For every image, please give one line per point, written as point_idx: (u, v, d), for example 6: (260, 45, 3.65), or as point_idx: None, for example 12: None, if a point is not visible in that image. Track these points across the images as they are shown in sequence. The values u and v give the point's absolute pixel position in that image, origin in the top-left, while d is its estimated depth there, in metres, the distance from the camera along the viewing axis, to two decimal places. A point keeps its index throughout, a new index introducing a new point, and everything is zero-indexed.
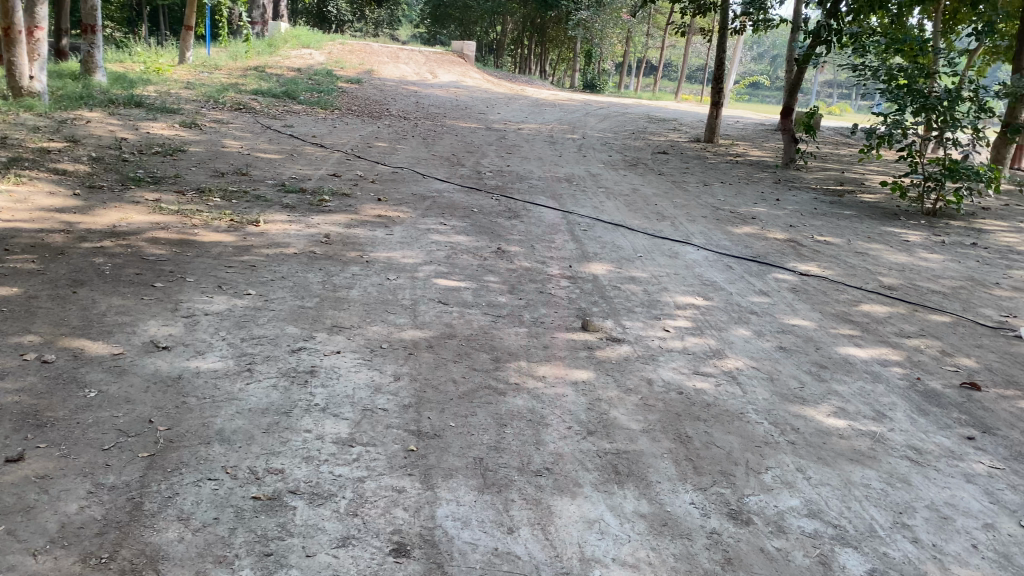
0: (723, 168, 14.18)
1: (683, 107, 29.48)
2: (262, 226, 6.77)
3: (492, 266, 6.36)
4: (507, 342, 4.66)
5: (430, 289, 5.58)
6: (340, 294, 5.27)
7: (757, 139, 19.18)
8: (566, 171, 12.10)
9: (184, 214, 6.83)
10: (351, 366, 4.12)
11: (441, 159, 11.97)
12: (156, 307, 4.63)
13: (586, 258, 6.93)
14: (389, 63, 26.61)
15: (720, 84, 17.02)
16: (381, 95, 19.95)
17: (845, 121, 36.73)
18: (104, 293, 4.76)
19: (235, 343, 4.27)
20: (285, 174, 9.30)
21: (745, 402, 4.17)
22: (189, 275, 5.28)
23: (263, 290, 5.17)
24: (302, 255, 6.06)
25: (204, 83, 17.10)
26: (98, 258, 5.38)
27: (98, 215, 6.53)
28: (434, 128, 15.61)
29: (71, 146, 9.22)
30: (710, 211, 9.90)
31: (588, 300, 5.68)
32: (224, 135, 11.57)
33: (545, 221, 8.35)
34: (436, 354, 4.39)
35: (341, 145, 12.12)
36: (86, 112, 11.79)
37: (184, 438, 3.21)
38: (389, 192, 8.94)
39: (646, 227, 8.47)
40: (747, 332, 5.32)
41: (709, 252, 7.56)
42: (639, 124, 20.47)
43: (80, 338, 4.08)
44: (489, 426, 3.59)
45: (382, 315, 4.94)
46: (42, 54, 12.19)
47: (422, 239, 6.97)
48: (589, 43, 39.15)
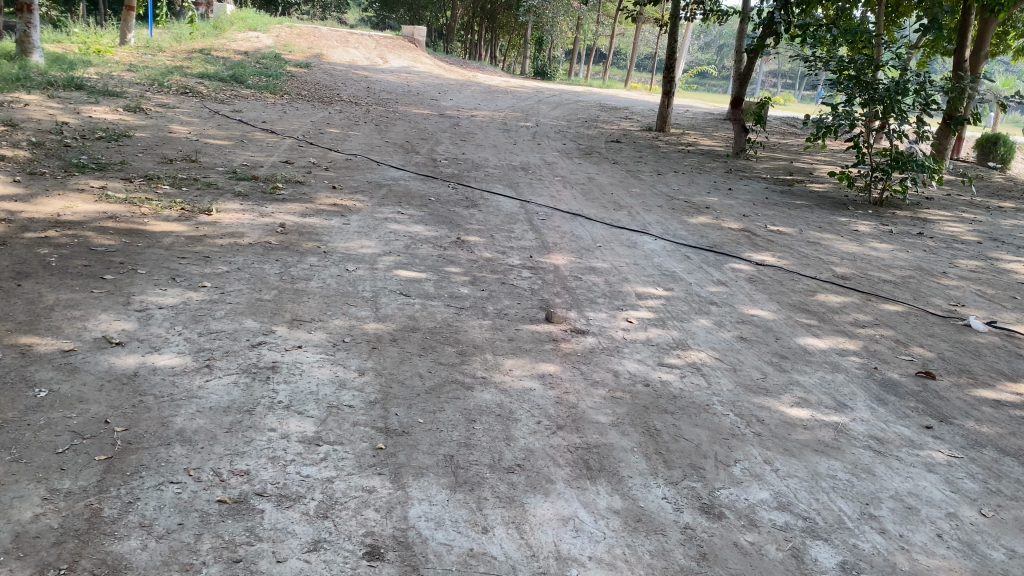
0: (676, 157, 14.28)
1: (633, 95, 29.63)
2: (215, 216, 6.58)
3: (452, 256, 6.29)
4: (472, 335, 4.61)
5: (391, 280, 5.49)
6: (298, 286, 5.14)
7: (708, 128, 19.38)
8: (521, 160, 12.05)
9: (132, 203, 6.61)
10: (314, 361, 4.02)
11: (395, 146, 11.81)
12: (107, 301, 4.46)
13: (546, 248, 6.90)
14: (338, 48, 26.18)
15: (672, 73, 17.12)
16: (331, 80, 19.62)
17: (790, 111, 37.33)
18: (51, 286, 4.57)
19: (192, 338, 4.13)
20: (236, 161, 9.07)
21: (711, 394, 4.19)
22: (140, 266, 5.10)
23: (219, 282, 5.02)
24: (257, 245, 5.90)
25: (148, 65, 16.60)
26: (43, 249, 5.16)
27: (41, 203, 6.28)
28: (387, 115, 15.40)
29: (9, 130, 8.85)
30: (666, 200, 9.96)
31: (550, 291, 5.66)
32: (170, 120, 11.23)
33: (503, 210, 8.30)
34: (400, 347, 4.32)
35: (293, 131, 11.86)
36: (23, 95, 11.34)
37: (142, 440, 3.08)
38: (344, 180, 8.78)
39: (604, 216, 8.48)
40: (708, 323, 5.36)
41: (667, 242, 7.60)
42: (591, 112, 20.50)
43: (27, 334, 3.90)
44: (458, 422, 3.54)
45: (343, 308, 4.84)
46: None
47: (380, 228, 6.86)
48: (539, 29, 39.08)
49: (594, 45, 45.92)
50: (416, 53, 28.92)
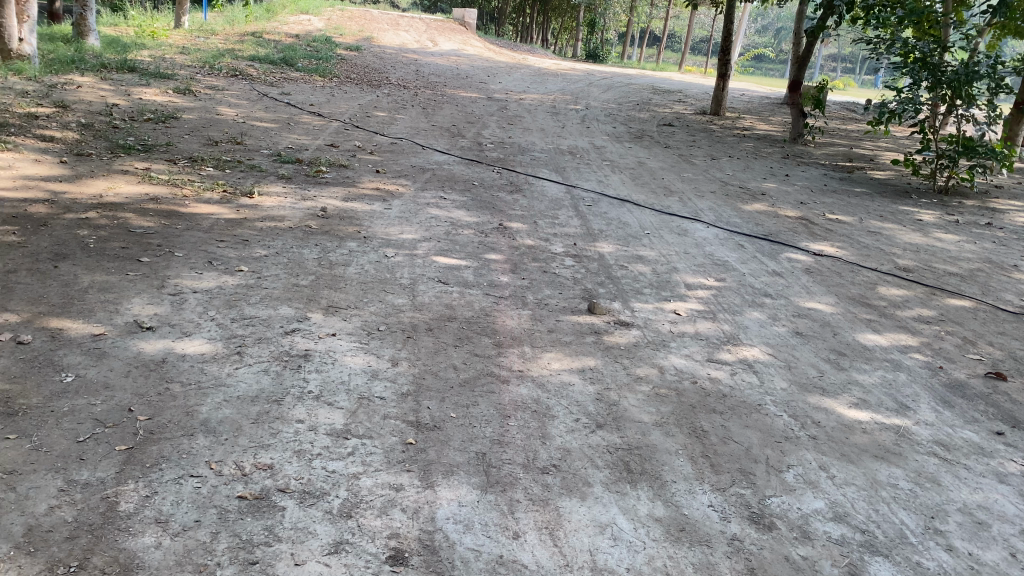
0: (731, 142, 13.87)
1: (686, 78, 29.03)
2: (256, 199, 6.51)
3: (494, 243, 6.12)
4: (511, 326, 4.44)
5: (431, 267, 5.35)
6: (336, 271, 5.03)
7: (763, 112, 18.84)
8: (570, 144, 11.81)
9: (175, 185, 6.57)
10: (347, 350, 3.89)
11: (441, 130, 11.67)
12: (141, 284, 4.40)
13: (591, 235, 6.69)
14: (389, 31, 26.10)
15: (727, 56, 16.63)
16: (381, 63, 19.56)
17: (848, 93, 36.23)
18: (87, 269, 4.52)
19: (224, 324, 4.03)
20: (281, 144, 9.02)
21: (762, 394, 3.97)
22: (178, 249, 5.04)
23: (256, 266, 4.93)
24: (297, 229, 5.82)
25: (200, 48, 16.72)
26: (83, 230, 5.14)
27: (85, 185, 6.28)
28: (435, 98, 15.26)
29: (60, 111, 8.93)
30: (718, 186, 9.64)
31: (594, 281, 5.45)
32: (218, 102, 11.25)
33: (548, 196, 8.10)
34: (436, 337, 4.17)
35: (340, 114, 11.80)
36: (77, 77, 11.48)
37: (165, 430, 2.99)
38: (388, 163, 8.67)
39: (653, 203, 8.22)
40: (761, 316, 5.11)
41: (719, 230, 7.33)
42: (643, 95, 20.08)
43: (59, 317, 3.84)
44: (493, 417, 3.38)
45: (380, 295, 4.71)
46: (31, 15, 11.94)
47: (422, 214, 6.72)
48: (591, 12, 38.50)
49: (647, 27, 45.11)
50: (466, 36, 28.70)
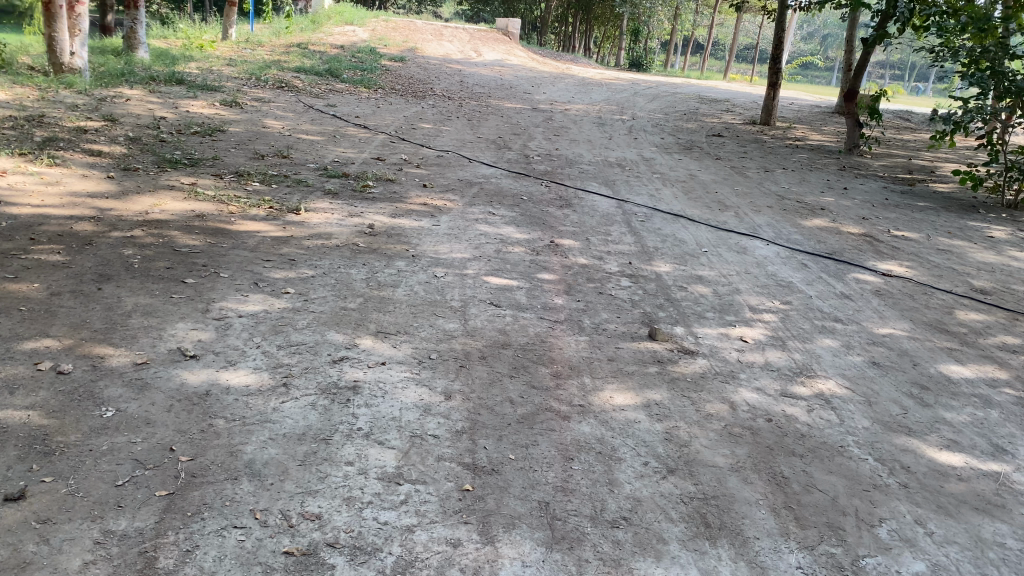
0: (784, 153, 13.46)
1: (733, 86, 28.51)
2: (303, 215, 6.37)
3: (546, 262, 5.88)
4: (569, 353, 4.19)
5: (482, 288, 5.13)
6: (384, 293, 4.83)
7: (815, 122, 18.36)
8: (618, 156, 11.54)
9: (222, 201, 6.46)
10: (398, 380, 3.67)
11: (487, 141, 11.48)
12: (186, 307, 4.25)
13: (647, 253, 6.42)
14: (433, 41, 26.11)
15: (778, 65, 16.22)
16: (425, 74, 19.50)
17: (900, 101, 35.36)
18: (131, 291, 4.38)
19: (270, 351, 3.85)
20: (327, 157, 8.91)
21: (844, 433, 3.67)
22: (223, 270, 4.89)
23: (303, 288, 4.76)
24: (344, 247, 5.64)
25: (247, 60, 16.82)
26: (127, 249, 5.02)
27: (131, 201, 6.19)
28: (480, 109, 15.12)
29: (109, 125, 8.94)
30: (775, 200, 9.28)
31: (654, 303, 5.18)
32: (265, 114, 11.22)
33: (599, 210, 7.84)
34: (491, 366, 3.93)
35: (385, 126, 11.69)
36: (126, 90, 11.54)
37: (208, 472, 2.80)
38: (435, 177, 8.49)
39: (708, 218, 7.92)
40: (834, 344, 4.79)
41: (780, 248, 7.01)
42: (691, 105, 19.72)
43: (101, 344, 3.69)
44: (554, 460, 3.13)
45: (430, 320, 4.49)
46: (83, 29, 12.05)
47: (471, 230, 6.52)
48: (634, 20, 38.10)
49: (691, 36, 44.60)
50: (509, 46, 28.59)
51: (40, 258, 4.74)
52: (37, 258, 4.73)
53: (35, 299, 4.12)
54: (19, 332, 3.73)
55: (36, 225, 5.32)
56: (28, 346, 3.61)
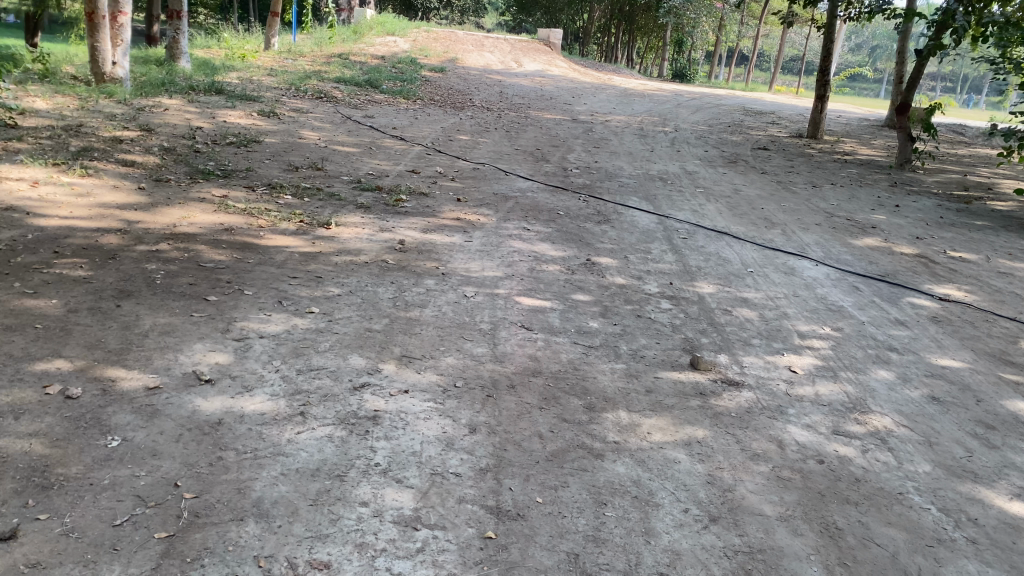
0: (831, 168, 13.05)
1: (778, 98, 27.99)
2: (334, 230, 6.22)
3: (582, 281, 5.64)
4: (604, 382, 3.94)
5: (514, 309, 4.91)
6: (412, 314, 4.63)
7: (863, 136, 17.86)
8: (659, 169, 11.26)
9: (252, 214, 6.34)
10: (421, 411, 3.44)
11: (525, 154, 11.29)
12: (205, 327, 4.09)
13: (688, 273, 6.14)
14: (474, 52, 26.06)
15: (826, 77, 15.78)
16: (465, 85, 19.41)
17: (953, 114, 34.38)
18: (151, 309, 4.24)
19: (289, 376, 3.65)
20: (362, 169, 8.77)
21: (903, 478, 3.37)
22: (247, 287, 4.74)
23: (328, 307, 4.57)
24: (373, 264, 5.46)
25: (288, 70, 16.90)
26: (151, 264, 4.90)
27: (161, 213, 6.09)
28: (519, 120, 14.93)
29: (145, 135, 8.93)
30: (823, 217, 8.93)
31: (695, 328, 4.90)
32: (302, 125, 11.16)
33: (638, 226, 7.59)
34: (519, 396, 3.68)
35: (422, 137, 11.55)
36: (166, 99, 11.59)
37: (213, 512, 2.61)
38: (470, 191, 8.31)
39: (753, 236, 7.62)
40: (889, 375, 4.48)
41: (830, 269, 6.69)
42: (735, 117, 19.32)
43: (114, 366, 3.53)
44: (585, 505, 2.89)
45: (457, 344, 4.27)
46: (125, 40, 12.14)
47: (504, 247, 6.30)
48: (677, 31, 37.72)
49: (735, 47, 44.07)
50: (551, 57, 28.46)
51: (63, 271, 4.63)
52: (59, 271, 4.62)
53: (51, 316, 3.99)
54: (31, 350, 3.59)
55: (62, 237, 5.22)
56: (38, 365, 3.46)
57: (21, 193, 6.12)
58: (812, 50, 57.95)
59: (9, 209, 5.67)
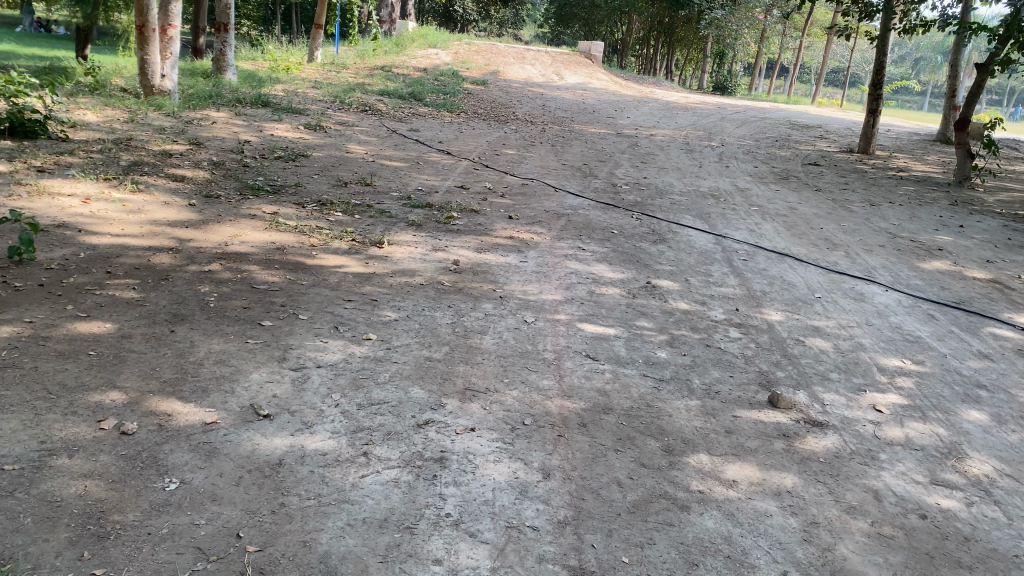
0: (887, 185, 12.64)
1: (824, 111, 27.46)
2: (386, 249, 6.05)
3: (644, 306, 5.40)
4: (681, 422, 3.69)
5: (578, 336, 4.68)
6: (472, 341, 4.42)
7: (917, 152, 17.37)
8: (710, 185, 10.98)
9: (303, 232, 6.20)
10: (490, 452, 3.23)
11: (572, 169, 11.07)
12: (261, 355, 3.91)
13: (754, 298, 5.87)
14: (515, 64, 25.95)
15: (879, 91, 15.37)
16: (507, 97, 19.29)
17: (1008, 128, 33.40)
18: (205, 334, 4.08)
19: (350, 410, 3.46)
20: (411, 185, 8.63)
21: (1016, 537, 3.08)
22: (302, 311, 4.56)
23: (386, 333, 4.37)
24: (429, 286, 5.27)
25: (332, 82, 16.90)
26: (204, 286, 4.76)
27: (212, 231, 5.98)
28: (563, 134, 14.73)
29: (194, 149, 8.88)
30: (886, 238, 8.58)
31: (769, 360, 4.64)
32: (348, 138, 11.07)
33: (696, 247, 7.32)
34: (592, 436, 3.45)
35: (468, 152, 11.40)
36: (213, 112, 11.59)
37: (278, 570, 2.42)
38: (521, 208, 8.11)
39: (816, 258, 7.31)
40: (983, 416, 4.17)
41: (901, 295, 6.36)
42: (782, 131, 18.93)
43: (169, 399, 3.37)
44: (675, 567, 2.65)
45: (521, 374, 4.03)
46: (174, 52, 12.18)
47: (561, 269, 6.08)
48: (719, 43, 37.28)
49: (777, 60, 43.48)
50: (592, 69, 28.26)
51: (115, 293, 4.50)
52: (112, 293, 4.50)
53: (105, 342, 3.85)
54: (85, 379, 3.45)
55: (114, 256, 5.12)
56: (92, 397, 3.31)
57: (72, 209, 6.05)
58: (856, 62, 57.02)
59: (61, 226, 5.60)
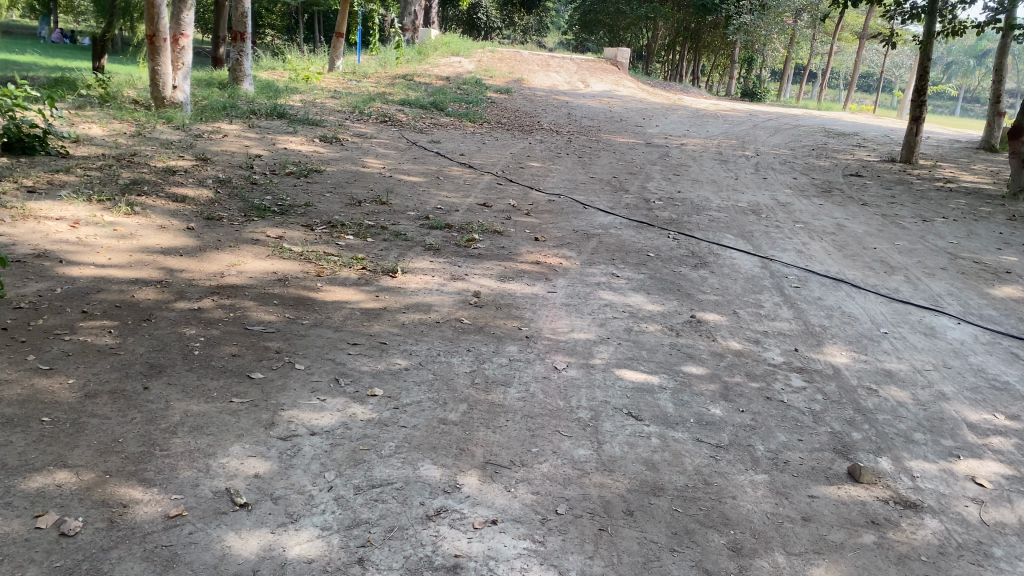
0: (937, 198, 11.88)
1: (858, 118, 26.53)
2: (399, 278, 5.46)
3: (690, 347, 4.74)
4: (749, 507, 3.04)
5: (617, 387, 4.04)
6: (494, 394, 3.78)
7: (963, 160, 16.55)
8: (749, 200, 10.30)
9: (308, 259, 5.62)
10: (516, 557, 2.60)
11: (601, 182, 10.45)
12: (246, 419, 3.30)
13: (813, 335, 5.20)
14: (539, 72, 25.37)
15: (923, 97, 14.58)
16: (532, 106, 18.72)
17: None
18: (183, 390, 3.49)
19: (346, 495, 2.84)
20: (429, 203, 8.03)
21: None
22: (299, 358, 3.95)
23: (394, 386, 3.74)
24: (445, 323, 4.66)
25: (351, 92, 16.42)
26: (190, 328, 4.18)
27: (208, 260, 5.41)
28: (591, 144, 14.10)
29: (200, 165, 8.38)
30: (947, 260, 7.85)
31: (842, 417, 3.96)
32: (366, 151, 10.52)
33: (742, 272, 6.67)
34: (641, 531, 2.81)
35: (491, 165, 10.83)
36: (225, 124, 11.13)
37: None
38: (548, 228, 7.51)
39: (875, 284, 6.63)
40: None
41: (976, 328, 5.66)
42: (819, 139, 18.17)
43: (129, 482, 2.78)
44: None
45: (552, 440, 3.39)
46: (186, 63, 11.74)
47: (593, 300, 5.46)
48: (748, 49, 36.43)
49: (807, 66, 42.50)
50: (618, 76, 27.55)
51: (87, 338, 3.94)
52: (84, 338, 3.93)
53: (63, 403, 3.27)
54: (30, 457, 2.87)
55: (93, 292, 4.56)
56: (35, 482, 2.73)
57: (57, 235, 5.53)
58: (887, 66, 55.66)
59: (41, 256, 5.07)
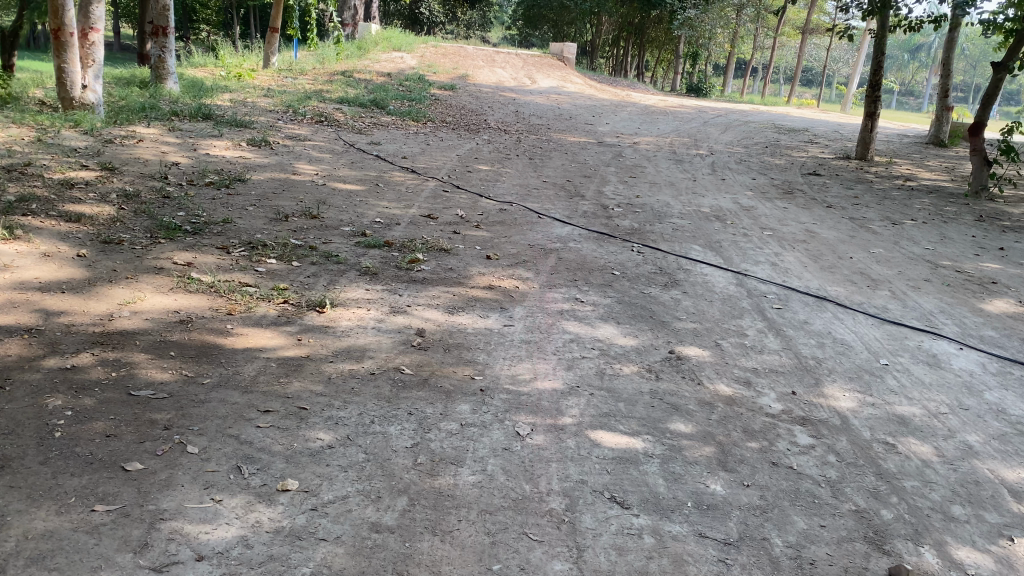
0: (901, 197, 11.46)
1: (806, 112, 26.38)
2: (328, 314, 4.64)
3: (674, 395, 4.03)
4: None
5: (595, 457, 3.30)
6: (442, 479, 3.00)
7: (917, 156, 16.28)
8: (712, 204, 9.69)
9: (218, 293, 4.76)
10: None
11: (555, 187, 9.73)
12: (109, 541, 2.46)
13: (809, 372, 4.54)
14: (485, 68, 24.56)
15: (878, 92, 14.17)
16: (478, 103, 17.95)
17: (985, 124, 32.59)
18: (28, 497, 2.63)
19: None
20: (367, 216, 7.20)
21: None
22: (192, 436, 3.11)
23: (314, 475, 2.93)
24: (382, 376, 3.86)
25: (286, 89, 15.40)
26: (55, 398, 3.31)
27: (95, 298, 4.51)
28: (541, 145, 13.38)
29: (104, 176, 7.40)
30: (928, 269, 7.32)
31: (864, 487, 3.29)
32: (298, 155, 9.62)
33: (718, 292, 6.00)
34: None
35: (435, 168, 10.03)
36: (141, 127, 10.09)
37: None
38: (501, 242, 6.75)
39: (862, 302, 6.03)
40: None
41: (982, 354, 5.07)
42: (771, 136, 17.74)
43: None
44: None
45: (518, 550, 2.63)
46: (97, 59, 10.64)
47: (556, 335, 4.70)
48: (693, 44, 36.18)
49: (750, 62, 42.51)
50: (566, 72, 26.91)
51: None
52: None
53: None
54: None
55: None
56: None
57: None
58: (827, 59, 56.19)
59: None
